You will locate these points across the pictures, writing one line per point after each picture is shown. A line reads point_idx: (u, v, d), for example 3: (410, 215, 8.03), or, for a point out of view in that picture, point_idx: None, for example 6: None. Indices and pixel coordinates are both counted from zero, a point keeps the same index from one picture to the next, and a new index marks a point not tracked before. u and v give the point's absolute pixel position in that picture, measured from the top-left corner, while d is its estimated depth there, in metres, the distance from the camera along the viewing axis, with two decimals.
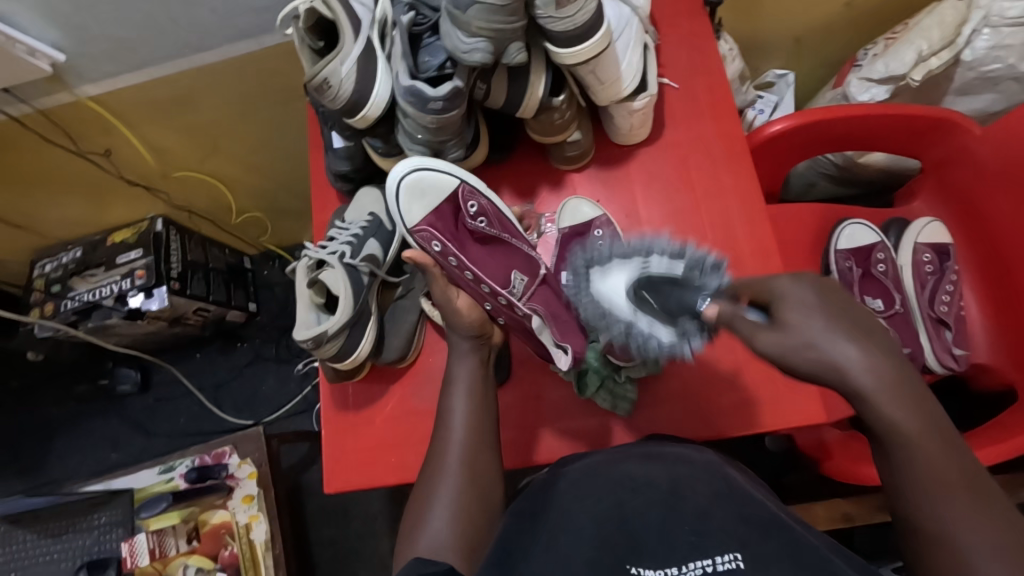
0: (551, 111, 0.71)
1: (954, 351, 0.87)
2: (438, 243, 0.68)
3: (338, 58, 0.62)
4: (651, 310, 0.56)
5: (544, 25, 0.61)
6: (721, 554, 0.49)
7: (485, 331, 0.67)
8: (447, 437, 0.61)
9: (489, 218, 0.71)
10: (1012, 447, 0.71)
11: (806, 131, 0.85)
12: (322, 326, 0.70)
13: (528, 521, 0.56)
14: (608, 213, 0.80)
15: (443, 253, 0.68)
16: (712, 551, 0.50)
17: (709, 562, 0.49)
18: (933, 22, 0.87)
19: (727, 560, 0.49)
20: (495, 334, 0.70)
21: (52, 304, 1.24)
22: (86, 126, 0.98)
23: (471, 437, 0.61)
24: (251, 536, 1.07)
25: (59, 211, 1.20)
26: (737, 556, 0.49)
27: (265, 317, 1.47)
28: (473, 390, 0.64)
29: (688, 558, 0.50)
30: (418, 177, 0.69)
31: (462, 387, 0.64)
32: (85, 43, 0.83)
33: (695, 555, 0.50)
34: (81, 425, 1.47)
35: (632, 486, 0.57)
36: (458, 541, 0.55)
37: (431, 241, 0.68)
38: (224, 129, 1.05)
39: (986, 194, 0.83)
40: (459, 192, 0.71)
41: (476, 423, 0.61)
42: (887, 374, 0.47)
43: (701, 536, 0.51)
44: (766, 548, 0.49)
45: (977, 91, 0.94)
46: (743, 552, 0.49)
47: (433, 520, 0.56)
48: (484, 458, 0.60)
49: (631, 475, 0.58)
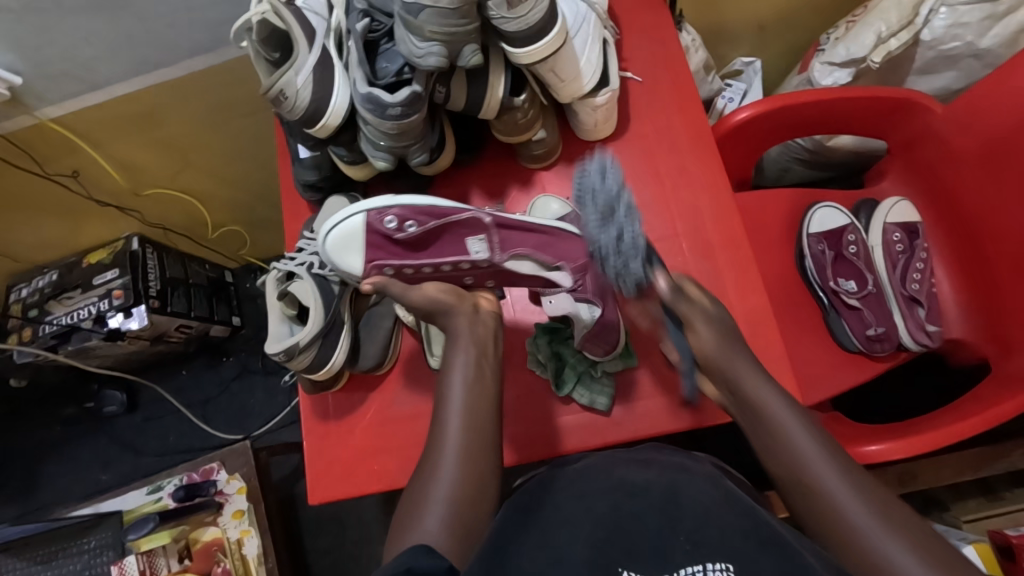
0: (514, 111, 0.71)
1: (927, 328, 0.88)
2: (391, 218, 0.62)
3: (293, 69, 0.62)
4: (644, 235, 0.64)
5: (498, 26, 0.61)
6: (714, 561, 0.49)
7: (471, 304, 0.65)
8: (443, 425, 0.59)
9: (413, 219, 0.63)
10: (991, 417, 0.71)
11: (770, 117, 0.86)
12: (294, 339, 0.70)
13: (520, 517, 0.56)
14: (373, 210, 0.63)
15: (399, 226, 0.62)
16: (704, 558, 0.50)
17: (700, 568, 0.49)
18: (891, 4, 0.88)
19: (718, 568, 0.49)
20: (485, 303, 0.67)
21: (30, 329, 1.22)
22: (51, 149, 0.97)
23: (471, 430, 0.58)
24: (242, 551, 1.06)
25: (31, 234, 1.18)
26: (729, 565, 0.48)
27: (249, 330, 1.46)
28: (472, 376, 0.61)
29: (679, 565, 0.50)
30: (337, 232, 0.63)
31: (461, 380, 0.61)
32: (42, 64, 0.82)
33: (687, 562, 0.50)
34: (68, 449, 1.46)
35: (629, 490, 0.57)
36: (453, 533, 0.53)
37: (384, 219, 0.62)
38: (194, 144, 1.05)
39: (951, 172, 0.85)
40: (370, 219, 0.62)
41: (471, 410, 0.59)
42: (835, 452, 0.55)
43: (695, 544, 0.51)
44: (758, 556, 0.48)
45: (938, 70, 0.95)
46: (736, 561, 0.49)
47: (427, 515, 0.54)
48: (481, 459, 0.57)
49: (630, 480, 0.59)
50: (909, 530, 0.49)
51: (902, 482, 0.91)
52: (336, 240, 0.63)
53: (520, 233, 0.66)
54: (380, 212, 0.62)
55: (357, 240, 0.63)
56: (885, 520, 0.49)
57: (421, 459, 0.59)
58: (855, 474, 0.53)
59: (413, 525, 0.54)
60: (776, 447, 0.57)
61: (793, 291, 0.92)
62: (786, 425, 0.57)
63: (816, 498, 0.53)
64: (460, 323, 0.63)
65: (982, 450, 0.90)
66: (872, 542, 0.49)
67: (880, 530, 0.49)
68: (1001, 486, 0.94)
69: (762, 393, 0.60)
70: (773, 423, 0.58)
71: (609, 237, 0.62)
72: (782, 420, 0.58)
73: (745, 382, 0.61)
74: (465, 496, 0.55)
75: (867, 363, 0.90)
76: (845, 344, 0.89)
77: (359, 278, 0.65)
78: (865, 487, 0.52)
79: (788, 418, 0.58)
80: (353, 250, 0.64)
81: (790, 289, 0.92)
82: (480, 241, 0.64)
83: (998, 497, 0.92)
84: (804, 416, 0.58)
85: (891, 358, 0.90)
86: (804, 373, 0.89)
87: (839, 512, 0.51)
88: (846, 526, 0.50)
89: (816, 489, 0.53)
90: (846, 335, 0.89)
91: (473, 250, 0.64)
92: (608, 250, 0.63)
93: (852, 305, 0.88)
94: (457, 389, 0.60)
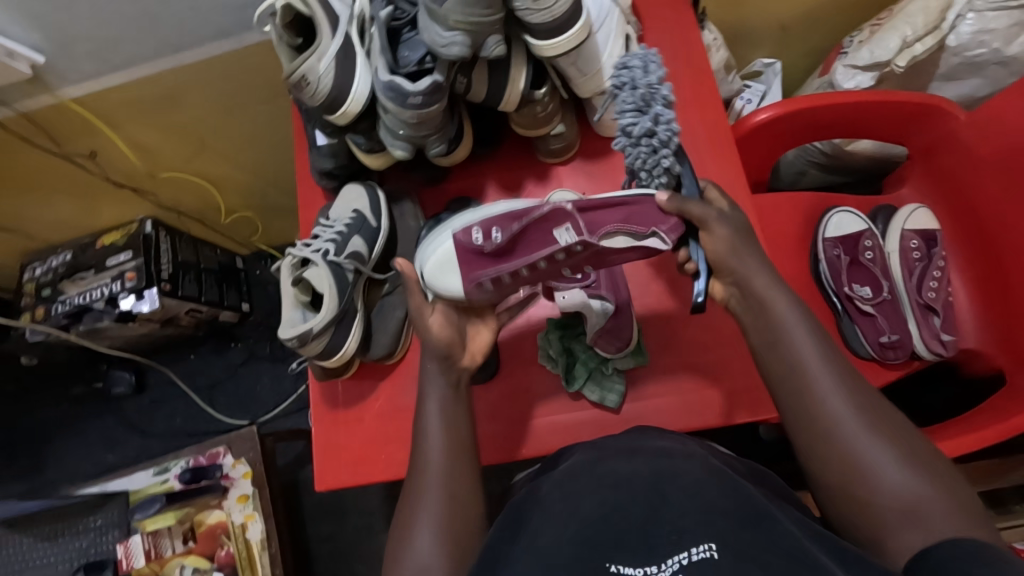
0: (534, 104, 0.71)
1: (941, 337, 0.87)
2: (478, 231, 0.61)
3: (315, 54, 0.62)
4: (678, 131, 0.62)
5: (522, 17, 0.61)
6: (697, 544, 0.47)
7: (452, 350, 0.63)
8: (424, 454, 0.59)
9: (497, 225, 0.60)
10: (996, 432, 0.71)
11: (792, 118, 0.85)
12: (307, 325, 0.70)
13: (509, 531, 0.54)
14: (463, 230, 0.62)
15: (488, 235, 0.60)
16: (689, 544, 0.47)
17: (684, 555, 0.47)
18: (917, 8, 0.87)
19: (702, 550, 0.46)
20: (467, 359, 0.65)
21: (43, 308, 1.23)
22: (70, 129, 0.97)
23: (453, 454, 0.59)
24: (246, 535, 1.07)
25: (47, 213, 1.19)
26: (712, 546, 0.46)
27: (258, 317, 1.47)
28: (450, 409, 0.61)
29: (665, 555, 0.47)
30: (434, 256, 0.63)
31: (437, 406, 0.61)
32: (64, 44, 0.83)
33: (673, 550, 0.47)
34: (77, 428, 1.47)
35: (614, 482, 0.54)
36: (447, 553, 0.54)
37: (472, 233, 0.61)
38: (210, 129, 1.05)
39: (972, 181, 0.84)
40: (459, 235, 0.62)
41: (453, 437, 0.60)
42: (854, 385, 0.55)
43: (681, 527, 0.48)
44: (744, 541, 0.47)
45: (962, 77, 0.94)
46: (719, 542, 0.47)
47: (421, 535, 0.55)
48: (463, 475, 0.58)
49: (615, 472, 0.55)
50: (918, 457, 0.51)
51: None
52: (432, 266, 0.63)
53: (605, 210, 0.59)
54: (467, 229, 0.62)
55: (450, 256, 0.63)
56: (900, 455, 0.51)
57: (405, 485, 0.60)
58: (873, 406, 0.54)
59: (410, 548, 0.55)
60: (796, 380, 0.56)
61: (807, 295, 0.92)
62: (808, 359, 0.56)
63: (834, 431, 0.53)
64: (431, 369, 0.62)
65: (997, 462, 0.89)
66: (882, 472, 0.51)
67: (892, 462, 0.51)
68: (1010, 499, 0.92)
69: (788, 321, 0.58)
70: (797, 356, 0.57)
71: (642, 123, 0.61)
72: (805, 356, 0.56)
73: (772, 304, 0.59)
74: (457, 517, 0.56)
75: (881, 370, 0.89)
76: (858, 351, 0.88)
77: (457, 297, 0.62)
78: (881, 416, 0.53)
79: (814, 356, 0.56)
80: (450, 272, 0.63)
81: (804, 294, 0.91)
82: (568, 231, 0.57)
83: (1007, 510, 0.91)
84: (823, 347, 0.57)
85: (904, 366, 0.89)
86: None
87: (854, 444, 0.52)
88: (857, 457, 0.52)
89: (834, 422, 0.53)
90: (858, 341, 0.88)
91: (562, 240, 0.58)
92: (641, 132, 0.61)
93: (865, 311, 0.88)
94: (436, 420, 0.61)
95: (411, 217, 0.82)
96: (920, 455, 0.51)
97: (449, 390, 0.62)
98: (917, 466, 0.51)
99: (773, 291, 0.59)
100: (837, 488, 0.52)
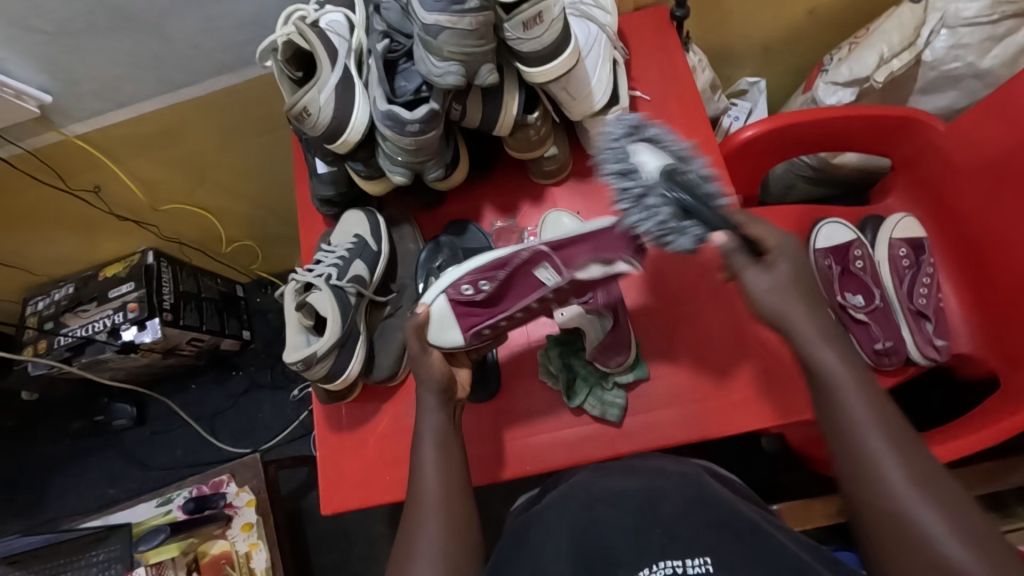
0: (527, 128, 0.73)
1: (934, 342, 0.88)
2: (467, 286, 0.66)
3: (316, 87, 0.64)
4: (680, 188, 0.59)
5: (514, 46, 0.63)
6: (692, 557, 0.48)
7: (449, 380, 0.65)
8: (419, 489, 0.59)
9: (480, 278, 0.66)
10: (984, 437, 0.72)
11: (777, 134, 0.88)
12: (311, 348, 0.71)
13: (510, 548, 0.55)
14: (450, 284, 0.67)
15: (478, 290, 0.66)
16: (685, 553, 0.48)
17: (680, 564, 0.47)
18: (892, 26, 0.91)
19: (697, 563, 0.47)
20: (461, 392, 0.68)
21: (46, 341, 1.24)
22: (74, 165, 0.99)
23: (446, 486, 0.59)
24: (251, 564, 1.07)
25: (49, 248, 1.21)
26: (708, 560, 0.47)
27: (259, 344, 1.48)
28: (443, 444, 0.62)
29: (658, 560, 0.48)
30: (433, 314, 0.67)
31: (434, 437, 0.62)
32: (71, 83, 0.85)
33: (665, 555, 0.48)
34: (78, 461, 1.46)
35: (607, 500, 0.56)
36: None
37: (461, 290, 0.67)
38: (212, 161, 1.07)
39: (955, 188, 0.86)
40: (450, 293, 0.67)
41: (453, 462, 0.61)
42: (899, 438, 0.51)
43: (675, 540, 0.49)
44: (736, 553, 0.47)
45: (940, 90, 0.97)
46: (714, 556, 0.47)
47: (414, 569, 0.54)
48: (459, 498, 0.58)
49: (609, 491, 0.57)
50: (965, 522, 0.47)
51: None
52: (431, 329, 0.67)
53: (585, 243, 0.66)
54: (455, 285, 0.67)
55: (447, 310, 0.67)
56: (944, 509, 0.47)
57: (403, 516, 0.59)
58: (926, 469, 0.49)
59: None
60: (842, 435, 0.53)
61: None
62: (857, 416, 0.52)
63: (874, 482, 0.50)
64: (431, 403, 0.64)
65: (994, 463, 0.90)
66: (933, 541, 0.47)
67: (940, 527, 0.47)
68: (1012, 502, 0.93)
69: (837, 367, 0.54)
70: (843, 411, 0.53)
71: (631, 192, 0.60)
72: (853, 408, 0.53)
73: (813, 350, 0.55)
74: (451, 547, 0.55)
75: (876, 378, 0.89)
76: None
77: (462, 346, 0.68)
78: (936, 482, 0.49)
79: (864, 412, 0.52)
80: (450, 327, 0.67)
81: None
82: (547, 270, 0.66)
83: (1009, 513, 0.92)
84: (874, 394, 0.53)
85: (900, 371, 0.90)
86: None
87: (899, 507, 0.48)
88: (889, 504, 0.49)
89: (880, 483, 0.50)
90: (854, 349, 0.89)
91: (544, 278, 0.66)
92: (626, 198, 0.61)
93: (859, 319, 0.89)
94: (428, 455, 0.61)
95: (411, 240, 0.84)
96: (976, 527, 0.47)
97: (440, 426, 0.63)
98: (972, 540, 0.46)
99: (821, 341, 0.55)
100: (882, 553, 0.49)
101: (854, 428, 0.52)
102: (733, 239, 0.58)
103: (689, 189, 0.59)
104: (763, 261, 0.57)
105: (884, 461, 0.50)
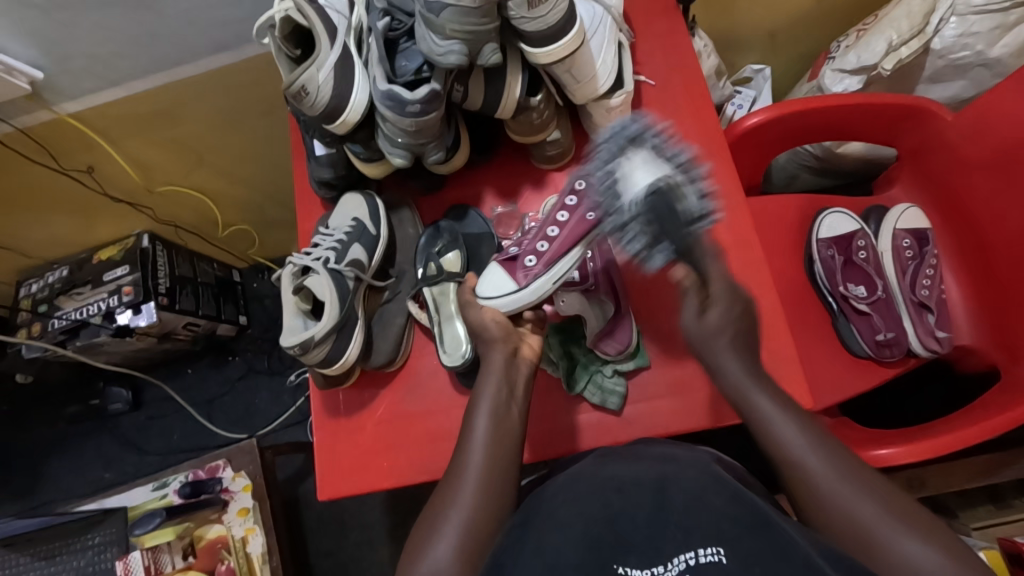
0: (529, 111, 0.72)
1: (936, 334, 0.88)
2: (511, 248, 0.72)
3: (314, 65, 0.63)
4: (660, 213, 0.59)
5: (517, 26, 0.62)
6: (704, 546, 0.48)
7: (512, 341, 0.66)
8: (465, 452, 0.58)
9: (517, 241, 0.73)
10: (987, 427, 0.72)
11: (781, 122, 0.86)
12: (309, 332, 0.70)
13: (517, 532, 0.52)
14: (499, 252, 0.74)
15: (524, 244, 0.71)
16: (695, 544, 0.48)
17: (691, 555, 0.47)
18: (901, 13, 0.89)
19: (709, 553, 0.47)
20: (528, 352, 0.68)
21: (40, 324, 1.23)
22: (68, 145, 0.98)
23: (492, 456, 0.57)
24: (247, 549, 1.06)
25: (44, 230, 1.19)
26: (719, 550, 0.47)
27: (256, 330, 1.47)
28: (497, 407, 0.61)
29: (672, 554, 0.48)
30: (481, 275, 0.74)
31: (489, 405, 0.61)
32: (64, 60, 0.84)
33: (679, 550, 0.48)
34: (73, 445, 1.46)
35: (619, 486, 0.54)
36: (469, 546, 0.52)
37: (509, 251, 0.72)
38: (207, 142, 1.06)
39: (962, 180, 0.85)
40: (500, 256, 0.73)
41: (496, 437, 0.59)
42: (835, 459, 0.52)
43: (687, 529, 0.49)
44: (750, 542, 0.47)
45: (948, 79, 0.96)
46: (725, 545, 0.47)
47: (440, 535, 0.53)
48: (501, 475, 0.56)
49: (620, 476, 0.56)
50: (933, 534, 0.47)
51: (910, 487, 0.91)
52: (482, 285, 0.71)
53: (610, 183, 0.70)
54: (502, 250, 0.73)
55: (500, 265, 0.71)
56: (913, 528, 0.47)
57: (440, 483, 0.58)
58: (879, 486, 0.50)
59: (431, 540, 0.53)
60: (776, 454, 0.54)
61: (804, 297, 0.92)
62: (795, 446, 0.54)
63: (831, 508, 0.50)
64: (497, 359, 0.64)
65: (991, 458, 0.89)
66: (895, 539, 0.47)
67: (881, 517, 0.48)
68: (1008, 494, 0.94)
69: (772, 415, 0.56)
70: (777, 441, 0.55)
71: (622, 221, 0.60)
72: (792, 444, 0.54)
73: (746, 398, 0.59)
74: (483, 517, 0.54)
75: (876, 368, 0.90)
76: (853, 350, 0.89)
77: (530, 282, 0.68)
78: (899, 504, 0.49)
79: (803, 446, 0.53)
80: (500, 278, 0.70)
81: (798, 295, 0.92)
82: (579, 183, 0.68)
83: (1006, 505, 0.93)
84: (796, 416, 0.56)
85: (900, 364, 0.90)
86: (813, 377, 0.89)
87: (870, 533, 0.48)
88: (865, 530, 0.48)
89: (820, 490, 0.51)
90: (855, 340, 0.89)
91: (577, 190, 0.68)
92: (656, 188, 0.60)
93: (862, 310, 0.88)
94: (482, 417, 0.60)
95: (410, 224, 0.83)
96: (918, 518, 0.48)
97: (497, 392, 0.62)
98: (920, 529, 0.47)
99: (752, 388, 0.59)
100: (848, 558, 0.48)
101: (796, 450, 0.53)
102: (689, 278, 0.63)
103: (673, 213, 0.59)
104: (705, 301, 0.62)
105: (839, 491, 0.50)
